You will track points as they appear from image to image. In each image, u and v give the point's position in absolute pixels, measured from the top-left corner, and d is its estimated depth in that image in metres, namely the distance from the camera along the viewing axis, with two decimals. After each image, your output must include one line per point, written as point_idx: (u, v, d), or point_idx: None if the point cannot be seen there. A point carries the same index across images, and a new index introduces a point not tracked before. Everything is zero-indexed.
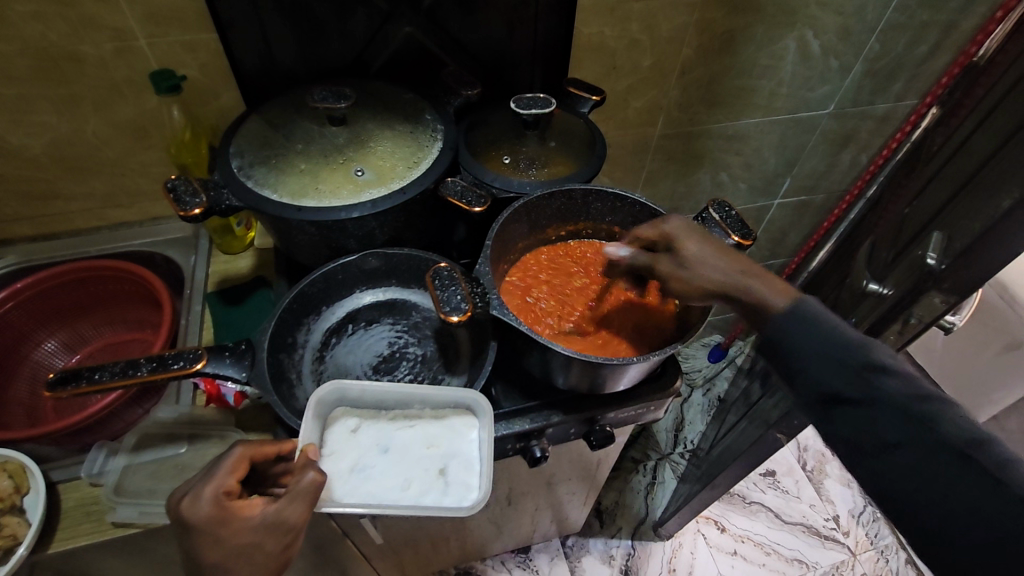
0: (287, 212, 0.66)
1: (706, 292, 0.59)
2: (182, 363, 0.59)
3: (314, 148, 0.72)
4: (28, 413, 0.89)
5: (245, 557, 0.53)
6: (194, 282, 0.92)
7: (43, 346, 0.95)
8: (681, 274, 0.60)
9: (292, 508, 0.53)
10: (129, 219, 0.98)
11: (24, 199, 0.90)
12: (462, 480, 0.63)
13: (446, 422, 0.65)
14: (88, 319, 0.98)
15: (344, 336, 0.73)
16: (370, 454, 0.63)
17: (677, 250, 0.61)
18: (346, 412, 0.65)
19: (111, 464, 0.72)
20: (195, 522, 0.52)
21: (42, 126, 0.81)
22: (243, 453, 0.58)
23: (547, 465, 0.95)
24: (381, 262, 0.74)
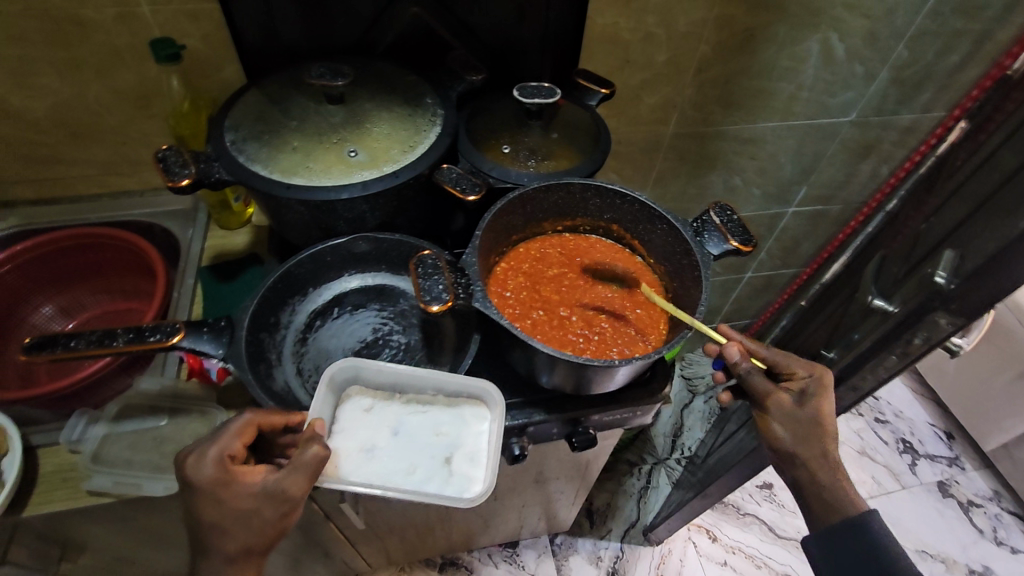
0: (276, 189, 0.65)
1: (786, 442, 0.65)
2: (158, 336, 0.58)
3: (309, 125, 0.71)
4: (21, 375, 0.89)
5: (242, 522, 0.53)
6: (189, 255, 0.92)
7: (40, 311, 0.95)
8: (783, 418, 0.65)
9: (292, 479, 0.52)
10: (129, 187, 0.98)
11: (25, 160, 0.90)
12: (466, 472, 0.62)
13: (456, 411, 0.65)
14: (87, 286, 0.98)
15: (329, 319, 0.71)
16: (378, 435, 0.63)
17: (806, 401, 0.65)
18: (358, 391, 0.65)
19: (90, 432, 0.72)
20: (197, 482, 0.53)
21: (46, 89, 0.81)
22: (251, 419, 0.57)
23: (533, 463, 0.93)
24: (371, 246, 0.72)
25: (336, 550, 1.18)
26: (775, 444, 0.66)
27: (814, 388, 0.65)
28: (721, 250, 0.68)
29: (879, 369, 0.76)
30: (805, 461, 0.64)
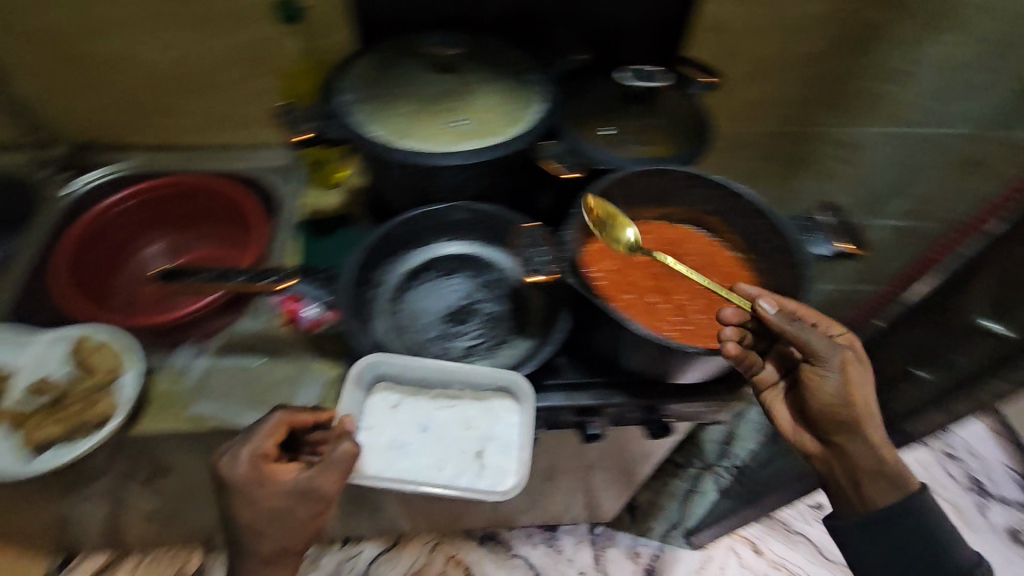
0: (386, 149, 0.67)
1: (840, 399, 0.60)
2: (274, 278, 0.63)
3: (419, 91, 0.73)
4: (124, 306, 0.91)
5: (276, 521, 0.57)
6: (289, 211, 0.98)
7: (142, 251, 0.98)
8: (836, 375, 0.61)
9: (326, 477, 0.57)
10: (232, 141, 1.03)
11: (145, 108, 0.96)
12: (498, 464, 0.63)
13: (487, 406, 0.65)
14: (189, 231, 0.99)
15: (421, 281, 0.72)
16: (406, 431, 0.64)
17: (855, 357, 0.61)
18: (383, 386, 0.65)
19: (195, 362, 0.76)
20: (231, 482, 0.56)
21: (173, 41, 0.86)
22: (281, 418, 0.60)
23: (594, 448, 0.94)
24: (468, 215, 0.73)
25: (388, 508, 1.21)
26: (825, 403, 0.61)
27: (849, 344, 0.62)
28: (832, 250, 0.66)
29: (980, 397, 0.71)
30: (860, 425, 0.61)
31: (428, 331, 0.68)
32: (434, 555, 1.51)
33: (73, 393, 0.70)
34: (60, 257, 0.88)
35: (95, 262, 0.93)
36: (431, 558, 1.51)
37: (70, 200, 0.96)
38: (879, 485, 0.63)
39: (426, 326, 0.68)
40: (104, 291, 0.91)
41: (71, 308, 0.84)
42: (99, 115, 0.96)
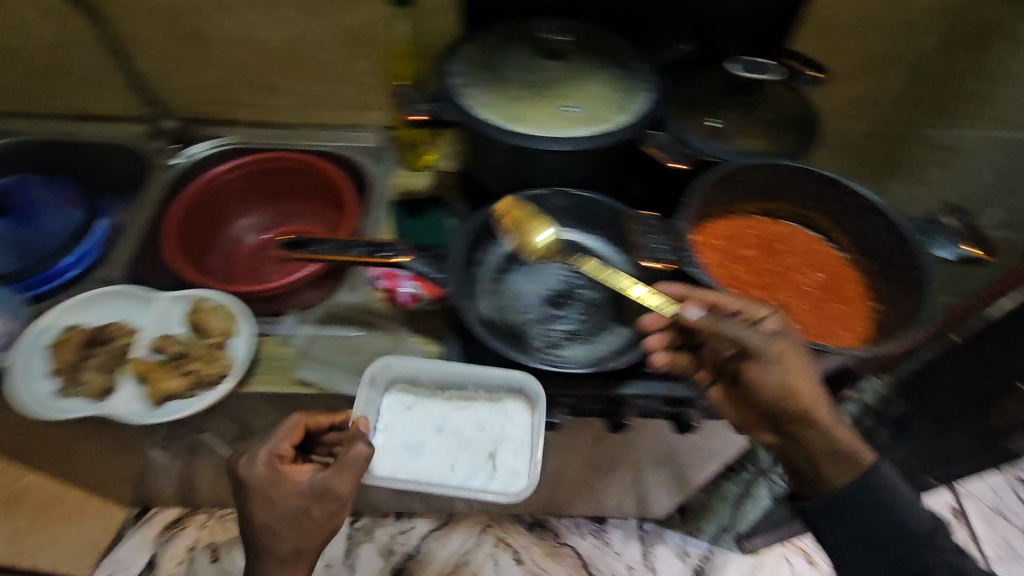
0: (497, 132, 0.68)
1: (785, 393, 0.55)
2: (392, 253, 0.66)
3: (529, 78, 0.73)
4: (225, 272, 0.99)
5: (293, 522, 0.57)
6: (379, 190, 1.00)
7: (234, 225, 1.02)
8: (770, 365, 0.55)
9: (340, 477, 0.58)
10: (327, 121, 1.06)
11: (250, 85, 1.00)
12: (508, 464, 0.69)
13: (499, 408, 0.70)
14: (283, 207, 1.04)
15: (520, 263, 0.73)
16: (421, 432, 0.71)
17: (789, 340, 0.56)
18: (398, 389, 0.72)
19: (300, 329, 0.80)
20: (251, 481, 0.58)
21: (285, 22, 0.89)
22: (299, 420, 0.64)
23: (667, 444, 0.93)
24: (568, 201, 0.74)
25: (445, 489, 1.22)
26: (766, 395, 0.56)
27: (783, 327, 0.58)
28: (955, 254, 0.64)
29: None
30: (805, 410, 0.55)
31: (529, 313, 0.69)
32: (483, 540, 1.49)
33: (192, 350, 0.73)
34: (170, 222, 0.92)
35: (197, 231, 0.97)
36: (479, 542, 1.49)
37: (177, 171, 1.01)
38: (847, 474, 0.55)
39: (527, 307, 0.70)
40: (206, 257, 0.98)
41: (182, 270, 0.88)
42: (207, 90, 1.00)
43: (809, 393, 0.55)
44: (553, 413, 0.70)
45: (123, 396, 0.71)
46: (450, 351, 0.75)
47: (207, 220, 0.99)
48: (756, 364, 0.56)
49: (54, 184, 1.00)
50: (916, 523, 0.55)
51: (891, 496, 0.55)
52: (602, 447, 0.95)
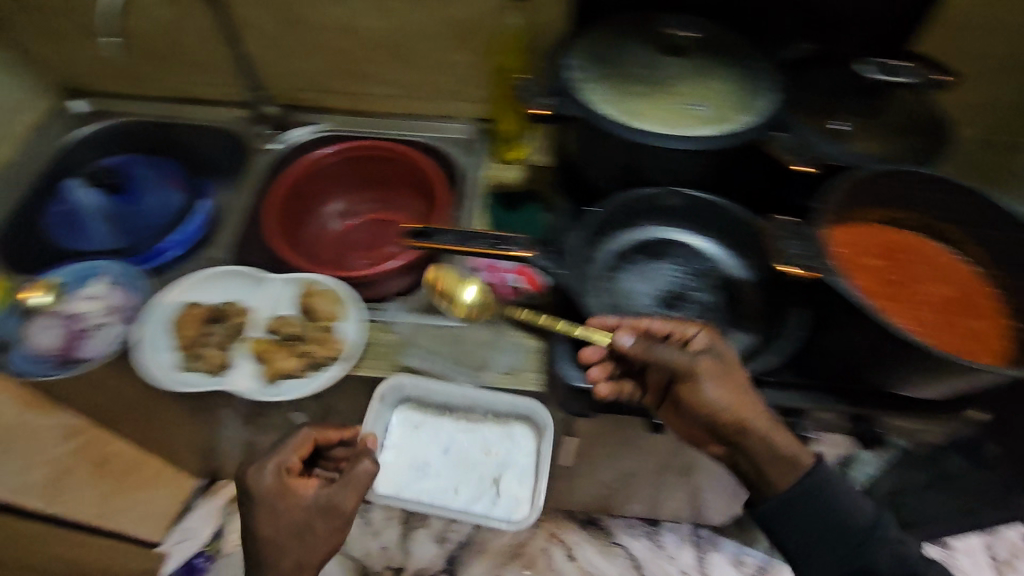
0: (622, 130, 0.67)
1: (724, 410, 0.58)
2: (516, 247, 0.66)
3: (651, 74, 0.72)
4: (312, 253, 1.01)
5: (295, 537, 0.60)
6: (471, 181, 0.99)
7: (328, 208, 1.04)
8: (702, 385, 0.58)
9: (344, 493, 0.63)
10: (419, 111, 1.06)
11: (347, 75, 1.01)
12: (508, 483, 0.82)
13: (504, 431, 0.83)
14: (370, 193, 1.05)
15: (630, 263, 0.73)
16: (430, 451, 0.84)
17: (717, 357, 0.59)
18: (409, 409, 0.84)
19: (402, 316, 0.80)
20: (257, 490, 0.62)
21: (394, 12, 0.89)
22: (309, 434, 0.69)
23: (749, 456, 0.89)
24: (683, 202, 0.73)
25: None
26: (710, 414, 0.58)
27: (712, 343, 0.61)
28: None
29: None
30: (744, 425, 0.58)
31: (644, 315, 0.69)
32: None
33: (304, 332, 0.76)
34: (271, 206, 0.94)
35: (292, 215, 0.99)
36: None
37: (274, 157, 1.03)
38: (791, 477, 0.59)
39: (642, 309, 0.70)
40: (296, 238, 0.99)
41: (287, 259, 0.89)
42: (306, 78, 1.02)
43: (751, 412, 0.58)
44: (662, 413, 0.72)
45: (239, 372, 0.74)
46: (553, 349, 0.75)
47: (299, 202, 1.00)
48: (693, 384, 0.59)
49: (159, 166, 1.05)
50: (859, 519, 0.59)
51: (838, 496, 0.59)
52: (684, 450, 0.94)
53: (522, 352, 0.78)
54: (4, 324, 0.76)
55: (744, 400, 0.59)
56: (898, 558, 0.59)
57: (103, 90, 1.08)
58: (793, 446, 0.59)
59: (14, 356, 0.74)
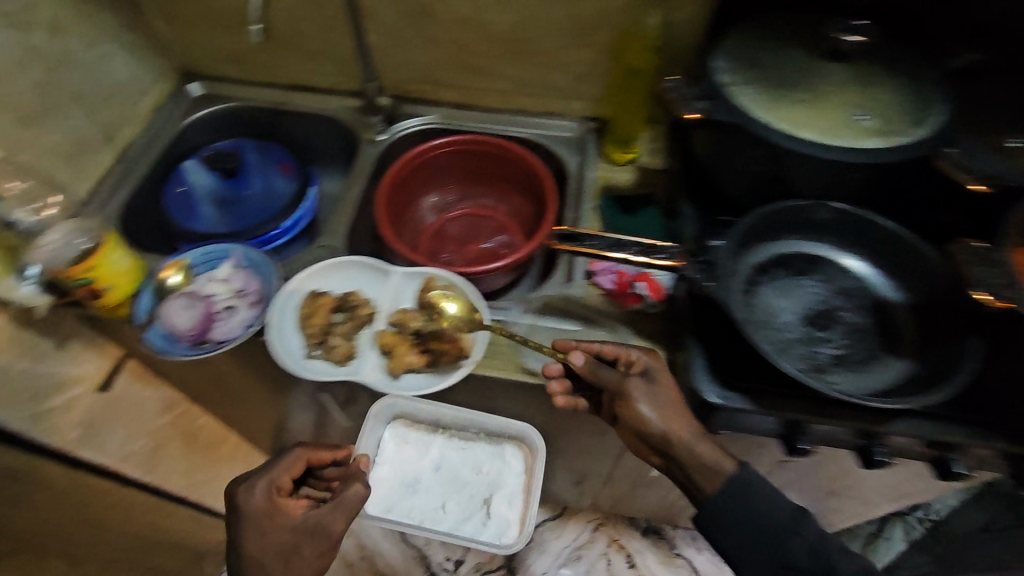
0: (784, 139, 0.64)
1: (655, 428, 0.65)
2: (670, 257, 0.62)
3: (811, 80, 0.68)
4: (412, 239, 1.02)
5: (281, 554, 0.68)
6: (583, 181, 0.96)
7: (425, 200, 1.05)
8: (638, 401, 0.66)
9: (332, 517, 0.70)
10: (529, 108, 1.04)
11: (463, 68, 0.99)
12: (498, 505, 0.95)
13: (495, 450, 0.98)
14: (469, 188, 1.06)
15: (771, 277, 0.70)
16: (422, 470, 0.99)
17: (649, 377, 0.68)
18: (402, 427, 0.99)
19: (524, 318, 0.80)
20: (247, 506, 0.70)
21: (519, 6, 0.88)
22: (301, 453, 0.78)
23: (846, 471, 0.92)
24: (833, 216, 0.69)
25: (586, 481, 1.16)
26: (644, 428, 0.65)
27: (651, 366, 0.69)
28: None
29: None
30: (677, 439, 0.64)
31: (791, 332, 0.66)
32: (597, 535, 1.36)
33: (427, 325, 0.75)
34: (386, 185, 0.94)
35: (395, 204, 0.98)
36: (593, 539, 1.35)
37: (382, 147, 1.03)
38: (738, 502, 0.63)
39: (789, 326, 0.66)
40: (401, 224, 1.01)
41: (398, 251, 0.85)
42: (421, 70, 1.01)
43: (677, 427, 0.65)
44: (799, 438, 0.68)
45: (367, 364, 0.75)
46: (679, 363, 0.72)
47: (405, 190, 1.00)
48: (627, 400, 0.66)
49: (267, 153, 1.06)
50: (782, 519, 0.63)
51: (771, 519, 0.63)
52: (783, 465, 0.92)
53: None
54: (143, 303, 0.78)
55: (676, 415, 0.66)
56: (812, 551, 0.62)
57: (220, 75, 1.09)
58: (717, 456, 0.64)
59: (153, 334, 0.75)
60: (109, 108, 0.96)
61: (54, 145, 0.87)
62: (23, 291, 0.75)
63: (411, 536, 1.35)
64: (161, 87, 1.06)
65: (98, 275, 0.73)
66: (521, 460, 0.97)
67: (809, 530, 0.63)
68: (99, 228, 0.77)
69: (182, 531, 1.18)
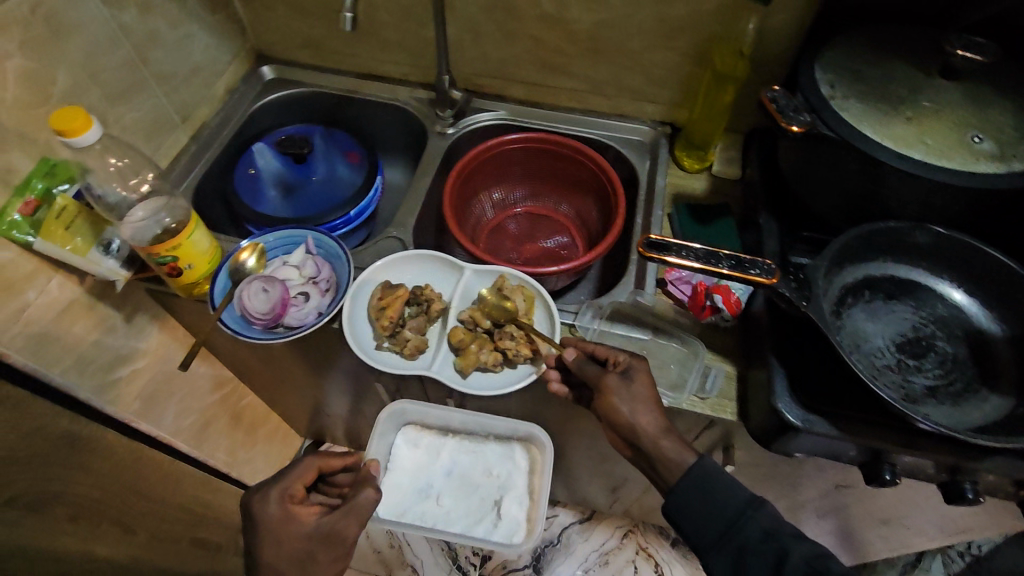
0: (893, 158, 0.62)
1: (628, 421, 0.66)
2: (762, 272, 0.61)
3: (921, 98, 0.66)
4: (475, 229, 1.02)
5: (297, 562, 0.68)
6: (655, 186, 0.93)
7: (489, 195, 1.03)
8: (615, 395, 0.66)
9: (344, 523, 0.70)
10: (600, 108, 1.02)
11: (539, 65, 0.98)
12: (510, 509, 0.90)
13: (505, 451, 0.94)
14: (533, 186, 1.05)
15: (861, 300, 0.68)
16: (433, 475, 0.95)
17: (632, 377, 0.68)
18: (412, 431, 0.96)
19: (595, 325, 0.81)
20: (262, 516, 0.70)
21: (605, 5, 0.86)
22: (313, 462, 0.76)
23: (911, 502, 0.89)
24: (931, 241, 0.67)
25: (623, 488, 1.14)
26: (618, 422, 0.66)
27: (634, 365, 0.69)
28: None
29: None
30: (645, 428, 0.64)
31: (882, 358, 0.64)
32: (625, 542, 1.33)
33: (505, 327, 0.78)
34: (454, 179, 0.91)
35: (460, 198, 0.96)
36: (621, 545, 1.32)
37: (450, 141, 1.02)
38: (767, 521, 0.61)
39: (880, 351, 0.64)
40: (468, 214, 1.00)
41: (461, 243, 0.84)
42: (496, 64, 1.00)
43: (646, 421, 0.65)
44: (883, 467, 0.65)
45: (440, 358, 0.78)
46: (756, 379, 0.70)
47: (473, 184, 0.99)
48: (604, 395, 0.67)
49: (333, 140, 1.05)
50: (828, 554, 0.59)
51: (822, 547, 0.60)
52: (840, 488, 0.89)
53: (719, 380, 0.75)
54: (220, 284, 0.80)
55: (651, 412, 0.66)
56: (765, 531, 0.60)
57: (292, 59, 1.10)
58: (680, 449, 0.64)
59: (229, 317, 0.77)
60: (188, 87, 0.97)
61: (136, 122, 0.89)
62: (105, 265, 0.78)
63: None
64: (236, 68, 1.07)
65: (179, 254, 0.74)
66: (531, 460, 0.93)
67: (761, 507, 0.62)
68: (183, 207, 0.77)
69: (222, 507, 1.19)
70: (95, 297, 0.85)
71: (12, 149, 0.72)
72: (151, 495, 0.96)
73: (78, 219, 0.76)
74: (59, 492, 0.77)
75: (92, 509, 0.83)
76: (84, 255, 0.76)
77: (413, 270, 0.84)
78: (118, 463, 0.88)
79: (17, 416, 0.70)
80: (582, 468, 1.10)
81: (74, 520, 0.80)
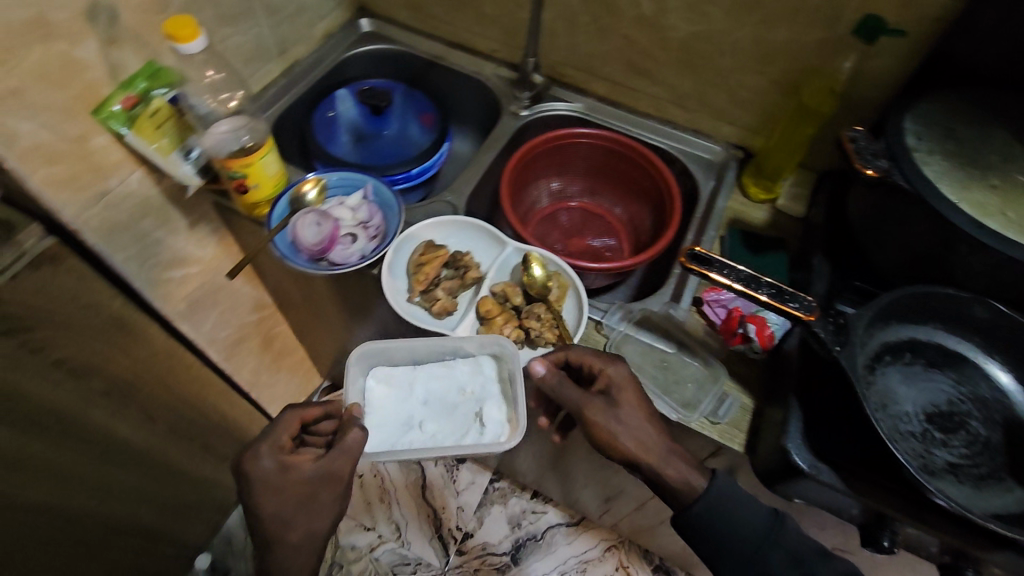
0: (966, 222, 0.59)
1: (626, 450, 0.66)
2: (799, 307, 0.60)
3: (1011, 167, 0.63)
4: (526, 212, 1.03)
5: (301, 507, 0.70)
6: (714, 208, 0.92)
7: (547, 183, 1.04)
8: (605, 423, 0.67)
9: (341, 461, 0.71)
10: (678, 121, 1.01)
11: (626, 66, 0.98)
12: (495, 416, 0.76)
13: (477, 368, 0.79)
14: (592, 183, 1.05)
15: (899, 361, 0.66)
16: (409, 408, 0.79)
17: (607, 400, 0.69)
18: (378, 370, 0.81)
19: (621, 328, 0.81)
20: (255, 472, 0.69)
21: (704, 17, 0.86)
22: (293, 414, 0.74)
23: None
24: (987, 317, 0.63)
25: (615, 500, 1.14)
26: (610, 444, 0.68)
27: (611, 385, 0.70)
28: None
29: None
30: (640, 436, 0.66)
31: (907, 424, 0.62)
32: (607, 556, 1.32)
33: (534, 308, 0.79)
34: (517, 158, 0.93)
35: (520, 179, 0.98)
36: (602, 557, 1.32)
37: (523, 122, 1.03)
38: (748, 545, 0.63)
39: (908, 417, 0.62)
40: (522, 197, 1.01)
41: (510, 220, 0.86)
42: (583, 57, 1.01)
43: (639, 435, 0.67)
44: (883, 534, 0.63)
45: (466, 325, 0.82)
46: (771, 418, 0.69)
47: (534, 169, 1.00)
48: (595, 422, 0.68)
49: (411, 99, 1.07)
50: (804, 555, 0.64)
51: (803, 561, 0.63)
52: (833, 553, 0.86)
53: (734, 408, 0.74)
54: (280, 207, 0.84)
55: (644, 430, 0.67)
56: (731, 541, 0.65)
57: (392, 18, 1.14)
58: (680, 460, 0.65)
59: (280, 241, 0.81)
60: (291, 24, 1.02)
61: (237, 46, 0.94)
62: (182, 169, 0.84)
63: (430, 496, 1.37)
64: (338, 16, 1.11)
65: (249, 173, 0.79)
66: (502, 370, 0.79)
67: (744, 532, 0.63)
68: (262, 130, 0.83)
69: (236, 422, 1.24)
70: (166, 199, 0.91)
71: (126, 47, 0.78)
72: (176, 392, 1.01)
73: (167, 123, 0.81)
74: (97, 365, 0.82)
75: (122, 389, 0.88)
76: (166, 156, 0.82)
77: (456, 235, 0.87)
78: (155, 353, 0.94)
79: (79, 286, 0.76)
80: (579, 471, 1.10)
81: (105, 396, 0.85)
